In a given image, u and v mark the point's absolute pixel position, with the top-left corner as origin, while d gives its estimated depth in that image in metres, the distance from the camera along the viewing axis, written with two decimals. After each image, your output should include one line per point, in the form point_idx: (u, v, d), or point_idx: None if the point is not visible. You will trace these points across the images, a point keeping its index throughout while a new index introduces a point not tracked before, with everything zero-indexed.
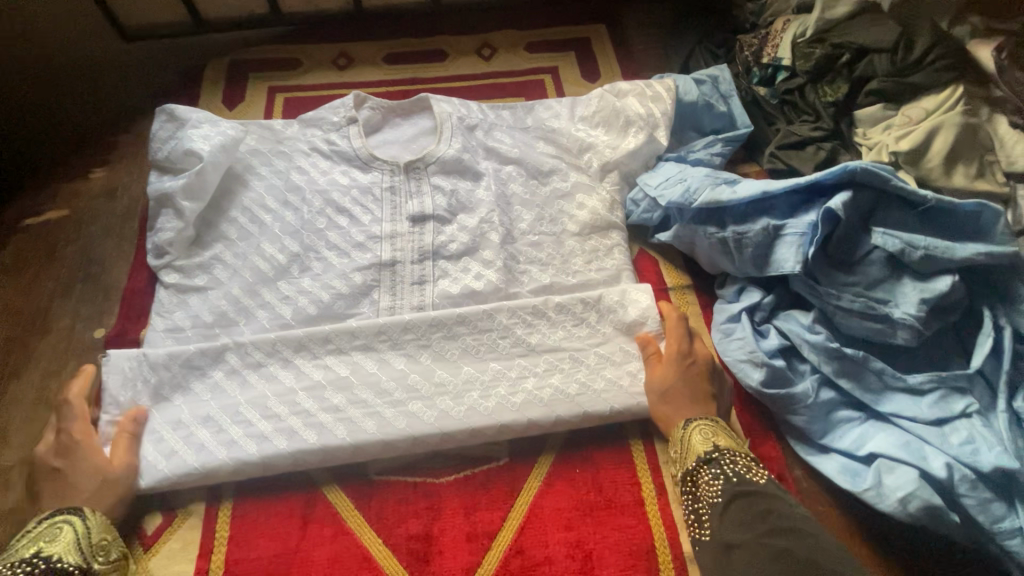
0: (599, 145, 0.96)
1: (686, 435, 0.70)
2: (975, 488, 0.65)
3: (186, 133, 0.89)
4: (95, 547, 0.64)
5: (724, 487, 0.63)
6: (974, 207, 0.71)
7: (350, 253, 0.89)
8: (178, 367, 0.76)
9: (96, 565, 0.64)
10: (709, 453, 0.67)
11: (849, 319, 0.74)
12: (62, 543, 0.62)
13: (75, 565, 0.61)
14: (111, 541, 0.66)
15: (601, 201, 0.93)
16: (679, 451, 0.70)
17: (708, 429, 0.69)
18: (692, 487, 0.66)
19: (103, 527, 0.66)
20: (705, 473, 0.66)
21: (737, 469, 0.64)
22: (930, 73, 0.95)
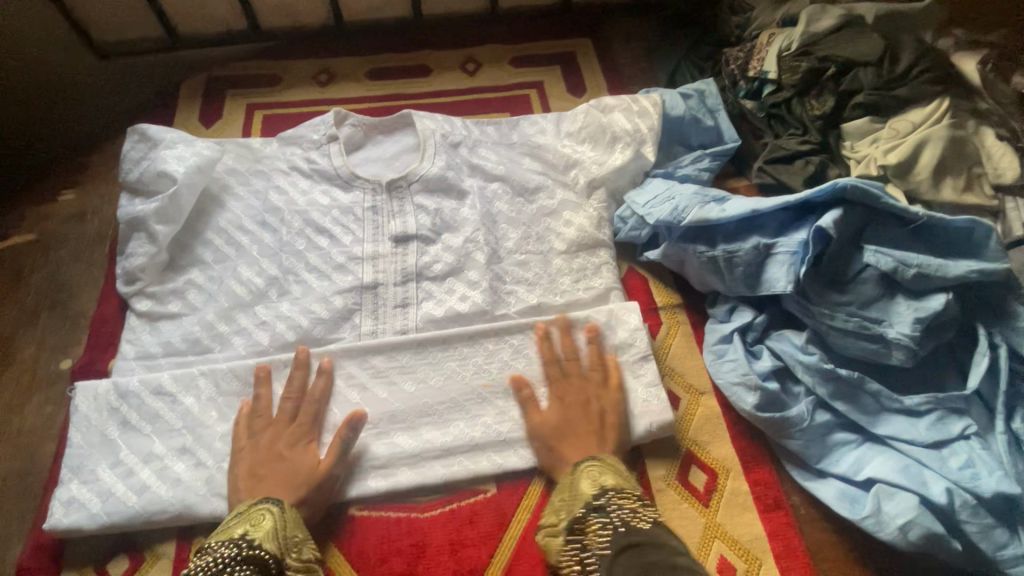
0: (585, 160, 0.94)
1: (575, 482, 0.65)
2: (977, 514, 0.63)
3: (160, 154, 0.86)
4: (293, 543, 0.61)
5: (612, 537, 0.54)
6: (966, 223, 0.70)
7: (331, 275, 0.86)
8: (148, 399, 0.72)
9: (289, 561, 0.60)
10: (596, 498, 0.61)
11: (843, 340, 0.72)
12: (261, 531, 0.60)
13: (269, 553, 0.59)
14: (303, 539, 0.63)
15: (589, 218, 0.91)
16: (568, 501, 0.64)
17: (599, 473, 0.65)
18: (576, 538, 0.58)
19: (293, 522, 0.63)
20: (593, 518, 0.58)
21: (624, 515, 0.57)
22: (915, 86, 0.96)
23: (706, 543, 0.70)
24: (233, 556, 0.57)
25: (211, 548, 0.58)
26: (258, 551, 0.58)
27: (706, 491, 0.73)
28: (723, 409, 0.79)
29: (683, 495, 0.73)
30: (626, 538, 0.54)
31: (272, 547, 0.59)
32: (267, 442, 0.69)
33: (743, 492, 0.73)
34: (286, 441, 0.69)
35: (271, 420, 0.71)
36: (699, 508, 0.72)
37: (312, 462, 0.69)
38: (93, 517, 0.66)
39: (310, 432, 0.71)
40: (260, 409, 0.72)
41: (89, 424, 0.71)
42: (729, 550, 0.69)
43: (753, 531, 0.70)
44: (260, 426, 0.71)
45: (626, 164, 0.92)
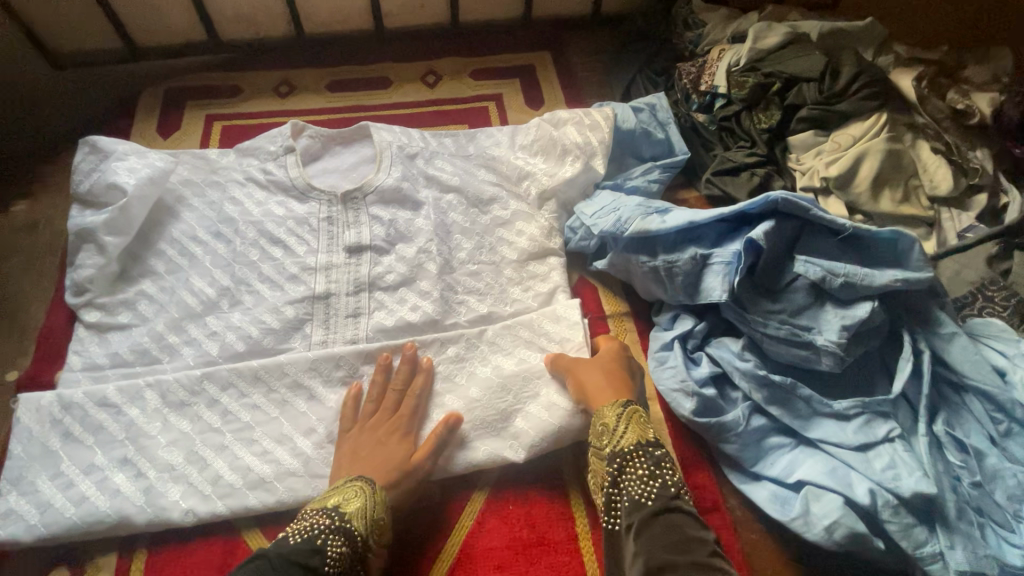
0: (536, 172, 0.97)
1: (623, 418, 0.70)
2: (898, 513, 0.66)
3: (111, 165, 0.86)
4: (379, 525, 0.65)
5: (659, 494, 0.63)
6: (891, 235, 0.73)
7: (283, 285, 0.87)
8: (92, 408, 0.72)
9: (373, 543, 0.64)
10: (646, 447, 0.68)
11: (776, 346, 0.75)
12: (355, 508, 0.64)
13: (360, 533, 0.63)
14: (385, 525, 0.66)
15: (540, 228, 0.92)
16: (611, 431, 0.69)
17: (647, 424, 0.71)
18: (620, 471, 0.67)
19: (380, 505, 0.65)
20: (642, 466, 0.66)
21: (673, 478, 0.65)
22: (855, 102, 0.98)
23: None
24: (328, 525, 0.62)
25: (308, 513, 0.64)
26: (349, 528, 0.62)
27: None
28: (664, 414, 0.81)
29: None
30: (673, 500, 0.62)
31: (360, 527, 0.63)
32: (370, 426, 0.73)
33: None
34: (385, 429, 0.73)
35: (371, 410, 0.74)
36: None
37: (406, 452, 0.71)
38: (31, 529, 0.66)
39: (406, 426, 0.74)
40: (373, 393, 0.76)
41: (30, 435, 0.71)
42: None
43: None
44: (368, 412, 0.74)
45: (575, 176, 0.94)
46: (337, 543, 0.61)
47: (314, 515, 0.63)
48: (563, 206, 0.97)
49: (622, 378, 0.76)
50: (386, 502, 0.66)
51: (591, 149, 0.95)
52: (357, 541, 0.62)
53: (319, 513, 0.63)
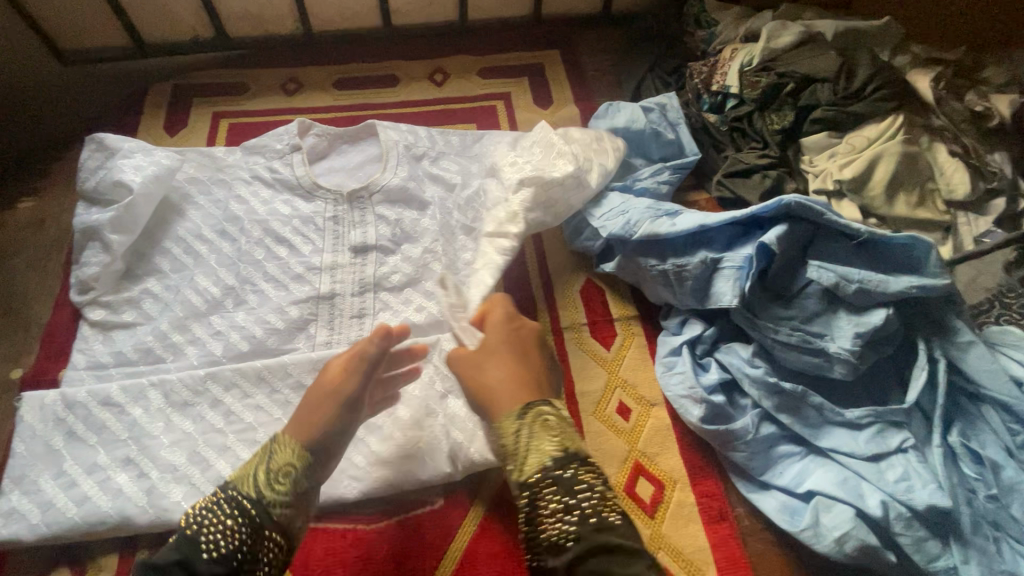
0: (527, 165, 0.90)
1: (524, 429, 0.52)
2: (911, 526, 0.64)
3: (117, 163, 0.86)
4: (280, 478, 0.55)
5: (575, 532, 0.47)
6: (907, 240, 0.72)
7: (288, 285, 0.86)
8: (95, 407, 0.72)
9: (275, 501, 0.54)
10: (556, 467, 0.50)
11: (787, 353, 0.74)
12: (244, 473, 0.56)
13: (247, 495, 0.54)
14: (297, 472, 0.56)
15: (498, 219, 0.86)
16: (512, 450, 0.53)
17: (559, 426, 0.53)
18: (530, 504, 0.50)
19: (289, 451, 0.57)
20: (552, 498, 0.49)
21: (595, 505, 0.49)
22: (870, 103, 0.97)
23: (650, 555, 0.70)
24: (216, 495, 0.54)
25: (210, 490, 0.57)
26: (233, 493, 0.54)
27: (652, 502, 0.73)
28: (672, 421, 0.79)
29: (630, 507, 0.73)
30: (596, 537, 0.47)
31: (249, 488, 0.54)
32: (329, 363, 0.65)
33: (689, 503, 0.73)
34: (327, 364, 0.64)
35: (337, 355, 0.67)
36: (645, 519, 0.72)
37: (332, 380, 0.61)
38: (33, 528, 0.66)
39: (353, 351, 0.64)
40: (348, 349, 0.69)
41: (33, 434, 0.71)
42: (673, 561, 0.69)
43: (697, 542, 0.71)
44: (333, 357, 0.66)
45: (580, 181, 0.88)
46: (223, 515, 0.53)
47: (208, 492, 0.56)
48: (554, 220, 0.88)
49: (521, 367, 0.58)
50: (303, 450, 0.57)
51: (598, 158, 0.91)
52: (246, 503, 0.53)
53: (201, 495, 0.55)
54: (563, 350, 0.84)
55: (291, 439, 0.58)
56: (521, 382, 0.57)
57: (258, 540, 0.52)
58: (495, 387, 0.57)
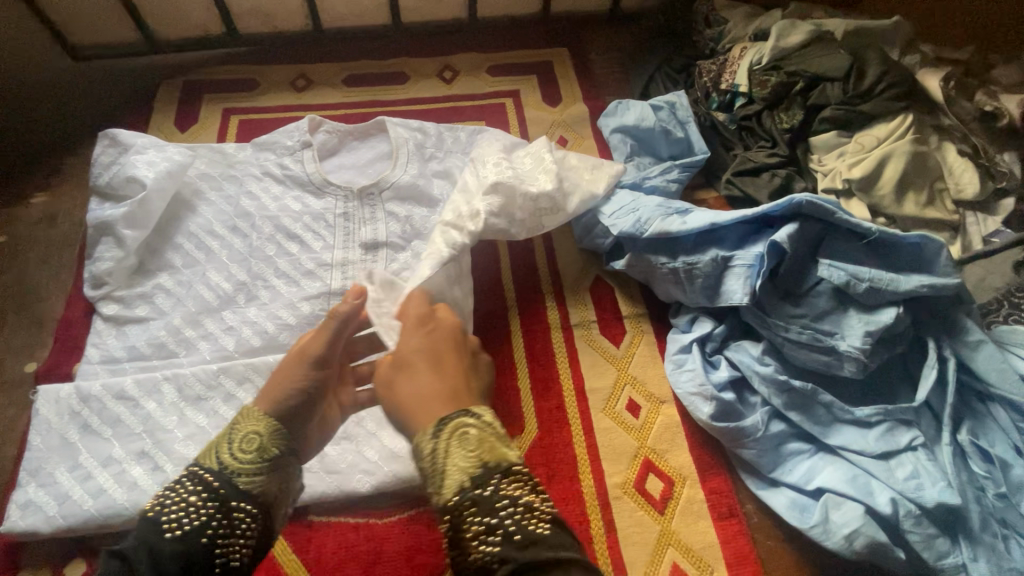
0: (506, 164, 0.87)
1: (441, 448, 0.49)
2: (920, 524, 0.65)
3: (130, 158, 0.86)
4: (247, 449, 0.55)
5: (500, 551, 0.43)
6: (917, 239, 0.72)
7: (300, 281, 0.87)
8: (110, 400, 0.73)
9: (244, 471, 0.53)
10: (475, 486, 0.47)
11: (797, 352, 0.74)
12: (207, 450, 0.55)
13: (213, 470, 0.53)
14: (265, 439, 0.56)
15: (455, 213, 0.82)
16: (430, 471, 0.50)
17: (475, 439, 0.50)
18: (452, 529, 0.46)
19: (254, 421, 0.57)
20: (472, 520, 0.45)
21: (518, 518, 0.45)
22: (879, 103, 0.97)
23: (659, 550, 0.70)
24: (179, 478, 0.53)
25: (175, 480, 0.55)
26: (198, 471, 0.53)
27: (662, 498, 0.74)
28: (681, 418, 0.79)
29: (639, 503, 0.73)
30: (522, 552, 0.43)
31: (214, 464, 0.53)
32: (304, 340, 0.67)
33: (698, 500, 0.74)
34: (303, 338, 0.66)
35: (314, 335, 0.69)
36: (655, 515, 0.72)
37: (301, 349, 0.63)
38: (49, 519, 0.66)
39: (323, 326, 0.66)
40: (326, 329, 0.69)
41: (49, 427, 0.71)
42: (683, 558, 0.70)
43: (706, 538, 0.71)
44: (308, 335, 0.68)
45: (563, 197, 0.86)
46: (186, 492, 0.51)
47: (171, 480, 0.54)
48: (527, 233, 0.87)
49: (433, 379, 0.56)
50: (268, 417, 0.57)
51: (584, 175, 0.89)
52: (212, 477, 0.52)
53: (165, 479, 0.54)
54: (573, 348, 0.85)
55: (255, 407, 0.58)
56: (435, 392, 0.54)
57: (227, 511, 0.51)
58: (412, 402, 0.55)
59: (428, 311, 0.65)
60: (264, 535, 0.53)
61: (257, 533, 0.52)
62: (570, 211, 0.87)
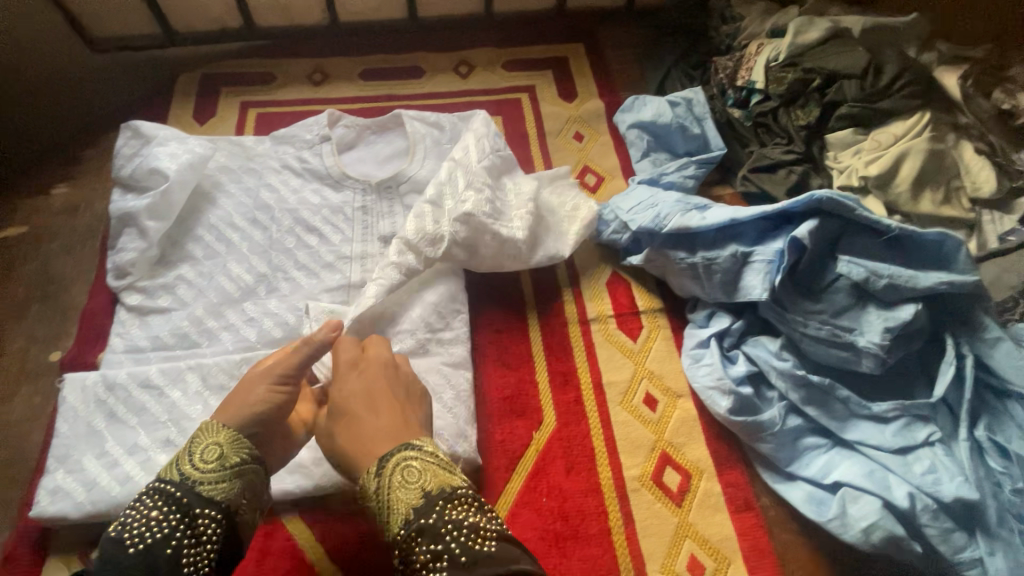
0: (486, 190, 0.86)
1: (386, 484, 0.58)
2: (937, 518, 0.65)
3: (152, 150, 0.87)
4: (207, 459, 0.60)
5: (447, 572, 0.51)
6: (937, 236, 0.72)
7: (319, 273, 0.88)
8: (135, 389, 0.74)
9: (203, 479, 0.59)
10: (419, 517, 0.55)
11: (815, 347, 0.75)
12: (168, 466, 0.60)
13: (175, 483, 0.58)
14: (225, 449, 0.61)
15: (417, 235, 0.80)
16: (379, 508, 0.58)
17: (417, 473, 0.58)
18: (404, 560, 0.54)
19: (213, 433, 0.62)
20: (421, 547, 0.53)
21: (461, 541, 0.53)
22: (898, 100, 0.98)
23: (677, 542, 0.71)
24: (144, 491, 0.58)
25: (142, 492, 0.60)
26: (162, 484, 0.58)
27: (679, 491, 0.74)
28: (698, 411, 0.80)
29: (657, 495, 0.74)
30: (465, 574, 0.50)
31: (177, 476, 0.59)
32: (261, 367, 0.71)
33: (715, 493, 0.74)
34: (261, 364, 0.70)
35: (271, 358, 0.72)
36: (673, 507, 0.73)
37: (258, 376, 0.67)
38: (77, 505, 0.67)
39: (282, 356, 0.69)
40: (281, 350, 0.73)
41: (75, 414, 0.72)
42: (700, 549, 0.71)
43: (724, 531, 0.72)
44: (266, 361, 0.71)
45: (531, 244, 0.87)
46: (147, 508, 0.56)
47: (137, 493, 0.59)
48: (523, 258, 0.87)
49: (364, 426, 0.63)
50: (228, 429, 0.63)
51: (556, 217, 0.91)
52: (173, 489, 0.58)
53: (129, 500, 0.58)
54: (590, 342, 0.85)
55: (214, 423, 0.63)
56: (375, 431, 0.63)
57: (190, 519, 0.56)
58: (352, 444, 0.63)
59: (359, 350, 0.71)
60: (230, 537, 0.59)
61: (223, 537, 0.58)
62: (534, 262, 0.88)
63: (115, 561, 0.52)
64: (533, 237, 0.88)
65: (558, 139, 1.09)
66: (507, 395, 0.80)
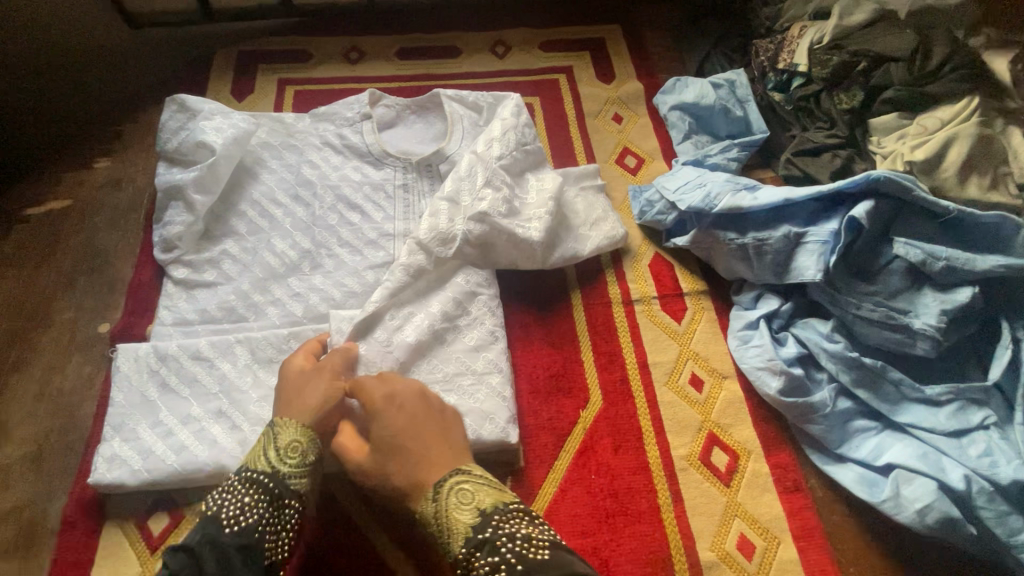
0: (504, 190, 0.84)
1: (442, 507, 0.58)
2: (993, 500, 0.65)
3: (198, 124, 0.87)
4: (289, 455, 0.62)
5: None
6: (996, 219, 0.72)
7: (363, 250, 0.87)
8: (186, 360, 0.74)
9: (286, 471, 0.62)
10: (477, 533, 0.56)
11: (868, 329, 0.74)
12: (253, 455, 0.62)
13: (263, 472, 0.61)
14: (305, 444, 0.63)
15: (429, 234, 0.78)
16: (439, 530, 0.58)
17: (470, 492, 0.59)
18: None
19: (294, 428, 0.64)
20: (480, 562, 0.54)
21: (517, 549, 0.53)
22: (946, 84, 0.95)
23: (726, 521, 0.71)
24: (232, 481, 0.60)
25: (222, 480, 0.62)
26: (253, 473, 0.60)
27: (728, 471, 0.74)
28: (744, 393, 0.80)
29: (706, 475, 0.74)
30: None
31: (265, 467, 0.61)
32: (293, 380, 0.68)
33: (763, 474, 0.74)
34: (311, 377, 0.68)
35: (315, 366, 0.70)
36: (721, 487, 0.73)
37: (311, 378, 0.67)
38: (134, 473, 0.68)
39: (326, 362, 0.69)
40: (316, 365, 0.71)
41: (129, 383, 0.73)
42: (749, 529, 0.71)
43: (772, 511, 0.72)
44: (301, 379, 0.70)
45: (548, 246, 0.84)
46: (242, 493, 0.59)
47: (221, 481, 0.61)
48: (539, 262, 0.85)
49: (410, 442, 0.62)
50: (306, 427, 0.64)
51: (576, 221, 0.88)
52: (262, 479, 0.60)
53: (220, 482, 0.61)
54: (634, 323, 0.85)
55: (291, 420, 0.64)
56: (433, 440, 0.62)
57: (276, 510, 0.59)
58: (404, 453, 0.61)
59: (385, 388, 0.66)
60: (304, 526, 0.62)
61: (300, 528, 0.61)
62: (549, 263, 0.86)
63: (215, 541, 0.55)
64: (551, 238, 0.85)
65: (596, 121, 1.08)
66: (553, 373, 0.80)
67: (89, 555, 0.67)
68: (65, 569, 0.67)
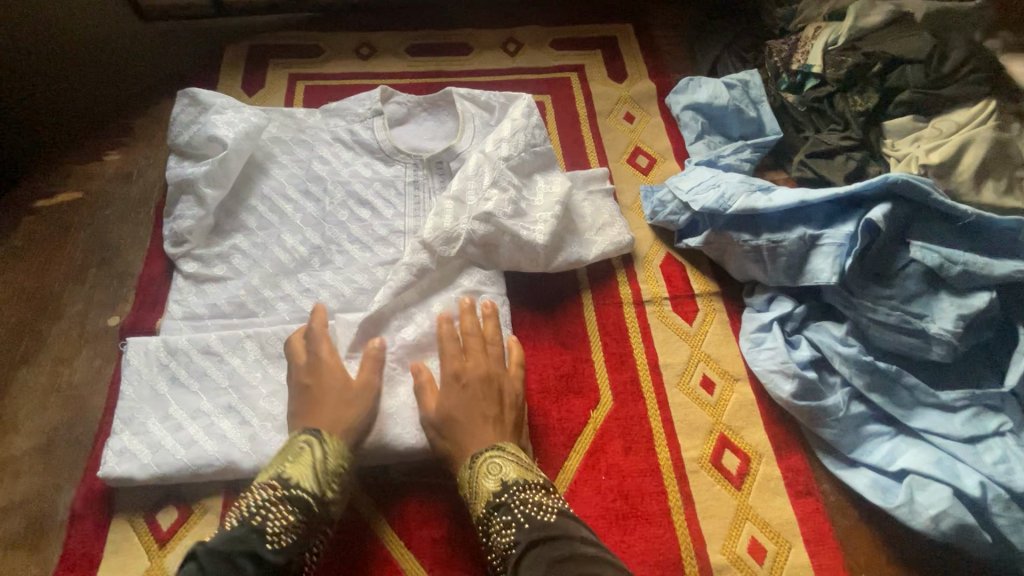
0: (512, 190, 0.83)
1: (473, 475, 0.64)
2: (1009, 508, 0.65)
3: (209, 118, 0.86)
4: (331, 478, 0.63)
5: (516, 537, 0.56)
6: (1014, 224, 0.71)
7: (373, 247, 0.87)
8: (196, 354, 0.74)
9: (329, 496, 0.62)
10: (497, 498, 0.61)
11: (883, 333, 0.74)
12: (298, 471, 0.61)
13: (310, 492, 0.60)
14: (344, 470, 0.64)
15: (434, 232, 0.78)
16: (468, 493, 0.64)
17: (498, 465, 0.63)
18: (485, 534, 0.60)
19: (338, 453, 0.64)
20: (496, 520, 0.60)
21: (527, 511, 0.59)
22: (963, 86, 0.94)
23: (737, 524, 0.71)
24: (271, 496, 0.59)
25: (252, 488, 0.60)
26: (298, 491, 0.60)
27: (739, 474, 0.74)
28: (756, 395, 0.79)
29: (716, 478, 0.73)
30: (531, 534, 0.56)
31: (310, 485, 0.61)
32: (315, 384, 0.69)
33: (775, 477, 0.74)
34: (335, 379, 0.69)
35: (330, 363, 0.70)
36: (732, 490, 0.73)
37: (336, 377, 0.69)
38: (144, 467, 0.68)
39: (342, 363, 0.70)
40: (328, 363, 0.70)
41: (139, 377, 0.73)
42: (760, 532, 0.70)
43: (784, 515, 0.72)
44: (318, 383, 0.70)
45: (552, 249, 0.83)
46: (286, 511, 0.58)
47: (260, 489, 0.60)
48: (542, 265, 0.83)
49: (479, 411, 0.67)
50: (346, 451, 0.65)
51: (583, 225, 0.88)
52: (308, 499, 0.60)
53: (256, 491, 0.59)
54: (645, 324, 0.84)
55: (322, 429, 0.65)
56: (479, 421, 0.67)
57: (315, 531, 0.60)
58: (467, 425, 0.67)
59: (457, 355, 0.71)
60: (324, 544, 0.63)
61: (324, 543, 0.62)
62: (552, 266, 0.84)
63: (261, 555, 0.53)
64: (555, 242, 0.84)
65: (608, 120, 1.07)
66: (563, 373, 0.80)
67: (98, 548, 0.67)
68: (73, 562, 0.66)
